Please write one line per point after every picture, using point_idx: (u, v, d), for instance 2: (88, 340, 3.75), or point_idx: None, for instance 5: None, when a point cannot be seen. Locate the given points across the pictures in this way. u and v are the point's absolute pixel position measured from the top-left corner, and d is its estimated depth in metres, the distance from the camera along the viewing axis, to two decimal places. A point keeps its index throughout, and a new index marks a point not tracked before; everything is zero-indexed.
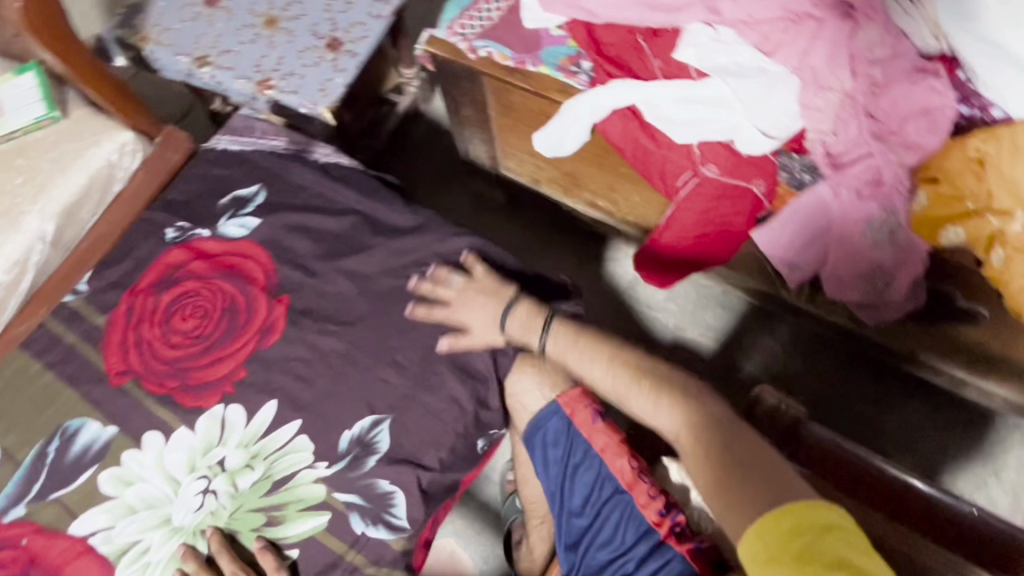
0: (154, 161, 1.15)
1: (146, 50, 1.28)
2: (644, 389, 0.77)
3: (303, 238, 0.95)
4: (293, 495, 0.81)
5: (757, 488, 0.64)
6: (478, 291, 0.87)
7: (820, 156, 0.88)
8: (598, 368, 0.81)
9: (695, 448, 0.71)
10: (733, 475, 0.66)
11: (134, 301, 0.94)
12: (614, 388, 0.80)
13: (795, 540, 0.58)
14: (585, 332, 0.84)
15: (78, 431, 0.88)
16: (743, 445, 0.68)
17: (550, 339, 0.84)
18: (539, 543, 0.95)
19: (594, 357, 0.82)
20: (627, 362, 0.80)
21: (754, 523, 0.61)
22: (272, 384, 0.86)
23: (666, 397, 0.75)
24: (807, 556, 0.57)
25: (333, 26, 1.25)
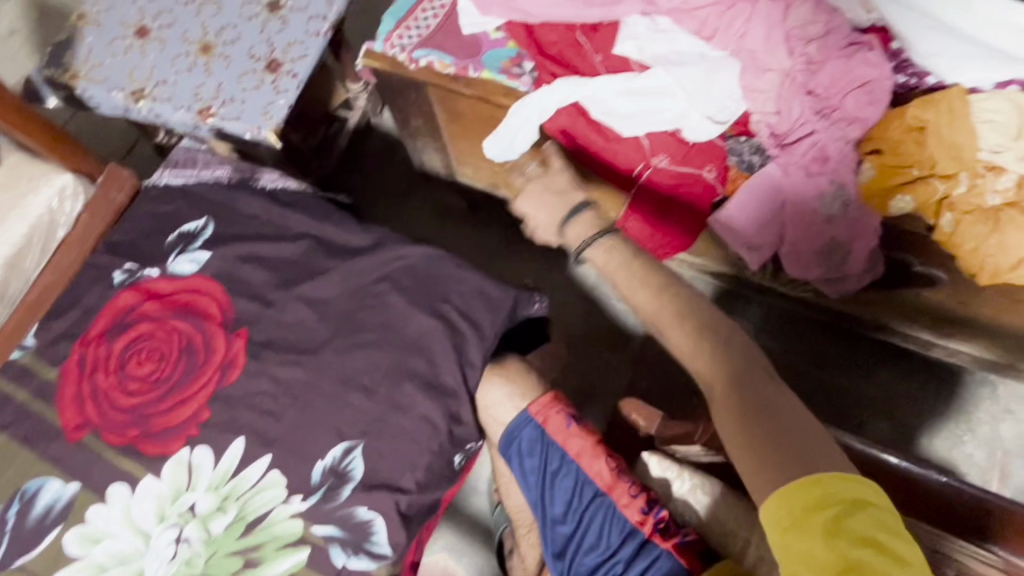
0: (98, 203, 1.11)
1: (78, 88, 1.23)
2: (687, 328, 0.70)
3: (257, 268, 0.92)
4: (269, 533, 0.79)
5: (784, 449, 0.59)
6: (547, 190, 0.85)
7: (766, 138, 0.89)
8: (641, 296, 0.75)
9: (727, 394, 0.65)
10: (761, 431, 0.61)
11: (86, 350, 0.90)
12: (654, 321, 0.74)
13: (823, 512, 0.55)
14: (633, 257, 0.77)
15: (38, 493, 0.84)
16: (783, 402, 0.63)
17: (598, 250, 0.80)
18: (531, 550, 0.93)
19: (637, 285, 0.75)
20: (675, 295, 0.72)
21: (781, 487, 0.57)
22: (237, 422, 0.84)
23: (712, 340, 0.68)
24: (837, 530, 0.54)
25: (271, 47, 1.22)
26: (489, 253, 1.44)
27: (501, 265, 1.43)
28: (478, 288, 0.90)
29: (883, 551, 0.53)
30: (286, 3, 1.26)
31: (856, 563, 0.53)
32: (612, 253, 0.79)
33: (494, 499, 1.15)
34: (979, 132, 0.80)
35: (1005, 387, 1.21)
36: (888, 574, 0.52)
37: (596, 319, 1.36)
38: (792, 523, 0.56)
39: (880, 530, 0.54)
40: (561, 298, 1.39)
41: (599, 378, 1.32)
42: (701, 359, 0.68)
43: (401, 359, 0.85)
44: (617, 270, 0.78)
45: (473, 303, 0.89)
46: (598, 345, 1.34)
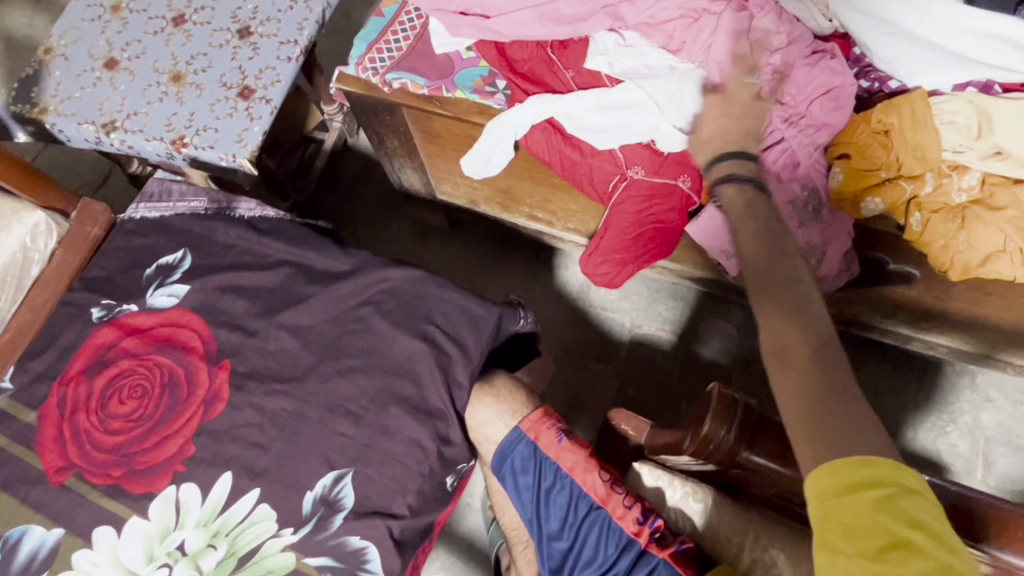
0: (72, 238, 1.09)
1: (47, 123, 1.22)
2: (779, 291, 0.62)
3: (237, 298, 0.92)
4: (261, 568, 0.78)
5: (845, 436, 0.53)
6: (719, 120, 0.79)
7: None
8: (746, 245, 0.68)
9: (803, 363, 0.57)
10: (830, 412, 0.54)
11: (65, 391, 0.89)
12: (748, 273, 0.65)
13: (877, 490, 0.51)
14: (759, 210, 0.70)
15: (21, 540, 0.82)
16: (855, 402, 0.55)
17: (728, 183, 0.74)
18: (527, 567, 0.92)
19: (747, 234, 0.68)
20: (779, 253, 0.65)
21: (832, 462, 0.52)
22: (224, 456, 0.83)
23: (800, 308, 0.60)
24: (888, 508, 0.50)
25: (242, 74, 1.21)
26: (472, 268, 1.44)
27: (484, 280, 1.43)
28: (462, 306, 0.90)
29: (930, 533, 0.50)
30: (256, 30, 1.25)
31: (901, 541, 0.50)
32: (735, 196, 0.72)
33: (488, 516, 1.15)
34: (942, 134, 0.82)
35: (983, 375, 1.24)
36: (931, 555, 0.49)
37: (582, 329, 1.37)
38: (842, 496, 0.51)
39: (927, 512, 0.51)
40: (545, 310, 1.39)
41: (587, 389, 1.32)
42: (781, 323, 0.59)
43: (387, 383, 0.85)
44: (737, 215, 0.71)
45: (457, 322, 0.89)
46: (585, 355, 1.35)
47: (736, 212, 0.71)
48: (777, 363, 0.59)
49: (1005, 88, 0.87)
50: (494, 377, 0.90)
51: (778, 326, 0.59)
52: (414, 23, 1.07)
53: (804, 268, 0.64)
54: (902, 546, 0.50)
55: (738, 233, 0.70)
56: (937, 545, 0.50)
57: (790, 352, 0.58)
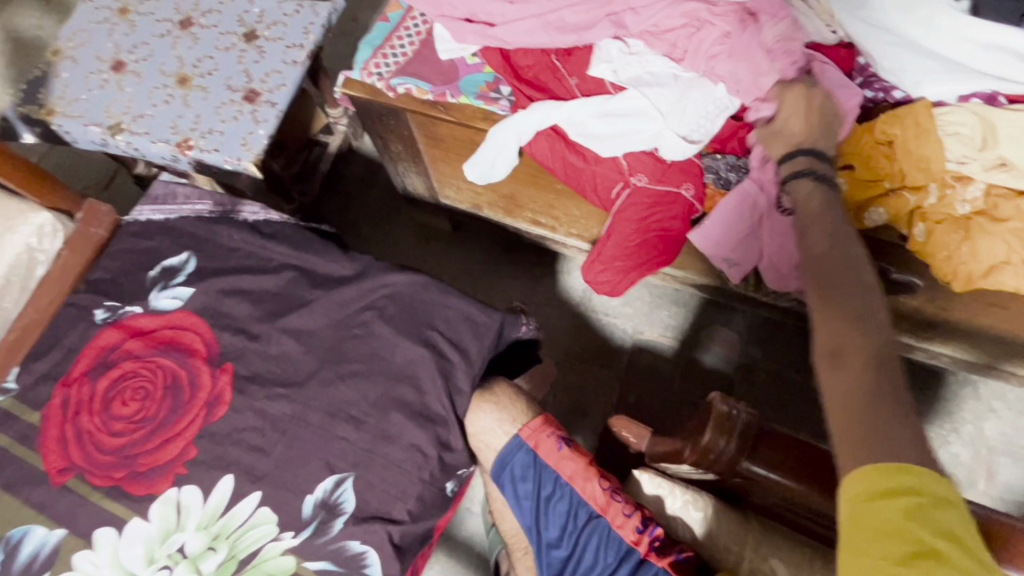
0: (78, 239, 1.10)
1: (54, 124, 1.22)
2: (841, 297, 0.64)
3: (241, 301, 0.92)
4: (261, 571, 0.78)
5: (885, 436, 0.54)
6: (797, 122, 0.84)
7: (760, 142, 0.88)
8: (814, 246, 0.71)
9: (856, 364, 0.58)
10: (875, 411, 0.55)
11: (68, 392, 0.89)
12: (815, 275, 0.68)
13: (910, 498, 0.50)
14: (829, 219, 0.73)
15: (23, 541, 0.82)
16: (901, 407, 0.55)
17: (800, 191, 0.78)
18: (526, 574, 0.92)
19: (817, 235, 0.72)
20: (850, 258, 0.67)
21: (868, 464, 0.53)
22: (225, 458, 0.83)
23: (861, 315, 0.62)
24: (920, 516, 0.50)
25: (248, 78, 1.22)
26: (475, 272, 1.45)
27: (487, 284, 1.43)
28: (464, 312, 0.90)
29: (959, 545, 0.50)
30: (262, 33, 1.26)
31: (931, 550, 0.49)
32: (807, 195, 0.77)
33: (488, 521, 1.15)
34: (946, 144, 0.83)
35: (986, 386, 1.24)
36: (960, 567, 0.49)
37: (584, 334, 1.37)
38: (874, 500, 0.51)
39: (958, 525, 0.51)
40: (548, 315, 1.39)
41: (588, 394, 1.32)
42: (840, 325, 0.61)
43: (389, 387, 0.85)
44: (808, 217, 0.75)
45: (459, 328, 0.89)
46: (587, 361, 1.35)
47: (807, 211, 0.76)
48: (829, 362, 0.60)
49: (1009, 99, 0.87)
50: (493, 385, 0.90)
51: (837, 327, 0.61)
52: (420, 30, 1.08)
53: (870, 278, 0.66)
54: (931, 555, 0.49)
55: (805, 235, 0.74)
56: (966, 559, 0.49)
57: (845, 353, 0.59)
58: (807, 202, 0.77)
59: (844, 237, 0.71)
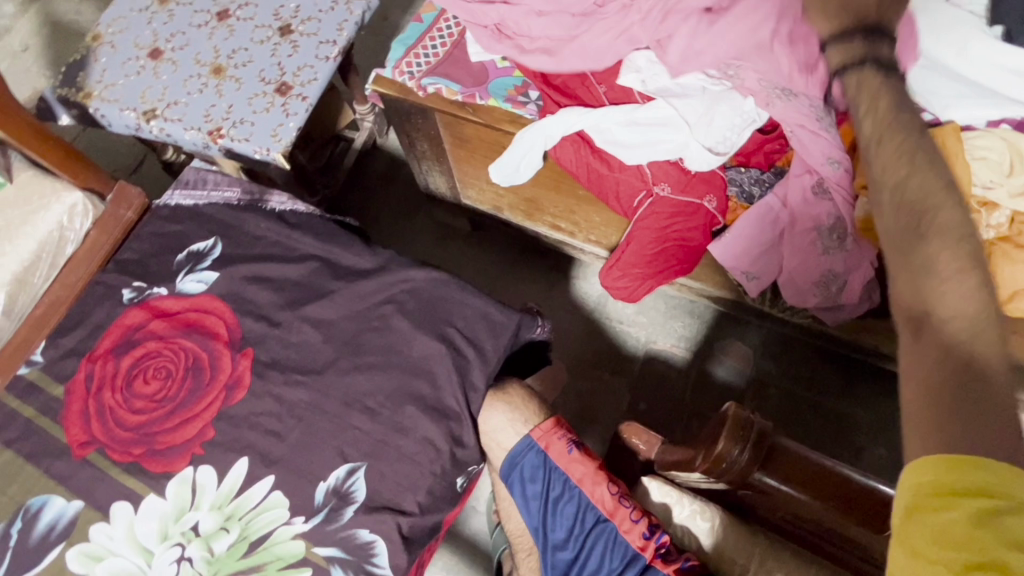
0: (107, 220, 1.12)
1: (91, 106, 1.25)
2: (930, 245, 0.53)
3: (264, 288, 0.94)
4: (271, 554, 0.79)
5: (978, 423, 0.46)
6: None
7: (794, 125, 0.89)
8: (885, 170, 0.59)
9: (942, 335, 0.49)
10: (961, 389, 0.47)
11: (93, 367, 0.91)
12: (894, 216, 0.57)
13: (978, 500, 0.45)
14: (910, 145, 0.59)
15: (42, 510, 0.84)
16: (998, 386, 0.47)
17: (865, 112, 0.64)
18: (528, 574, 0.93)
19: (887, 155, 0.60)
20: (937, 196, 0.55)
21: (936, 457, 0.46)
22: (241, 442, 0.85)
23: (953, 272, 0.52)
24: (987, 523, 0.44)
25: (281, 70, 1.24)
26: (493, 273, 1.46)
27: (502, 286, 1.44)
28: (482, 310, 0.91)
29: None
30: (297, 28, 1.29)
31: (992, 560, 0.44)
32: (874, 106, 0.64)
33: (493, 520, 1.16)
34: (972, 168, 0.83)
35: None
36: None
37: (597, 341, 1.37)
38: (936, 497, 0.46)
39: None
40: (562, 320, 1.40)
41: (598, 401, 1.33)
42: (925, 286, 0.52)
43: (404, 381, 0.86)
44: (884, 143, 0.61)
45: (475, 325, 0.90)
46: (598, 367, 1.35)
47: (873, 128, 0.62)
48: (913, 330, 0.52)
49: None
50: (507, 385, 0.91)
51: (917, 288, 0.53)
52: (452, 33, 1.09)
53: (958, 213, 0.55)
54: (993, 568, 0.43)
55: (869, 157, 0.62)
56: None
57: (927, 319, 0.51)
58: (869, 115, 0.64)
59: (920, 154, 0.59)
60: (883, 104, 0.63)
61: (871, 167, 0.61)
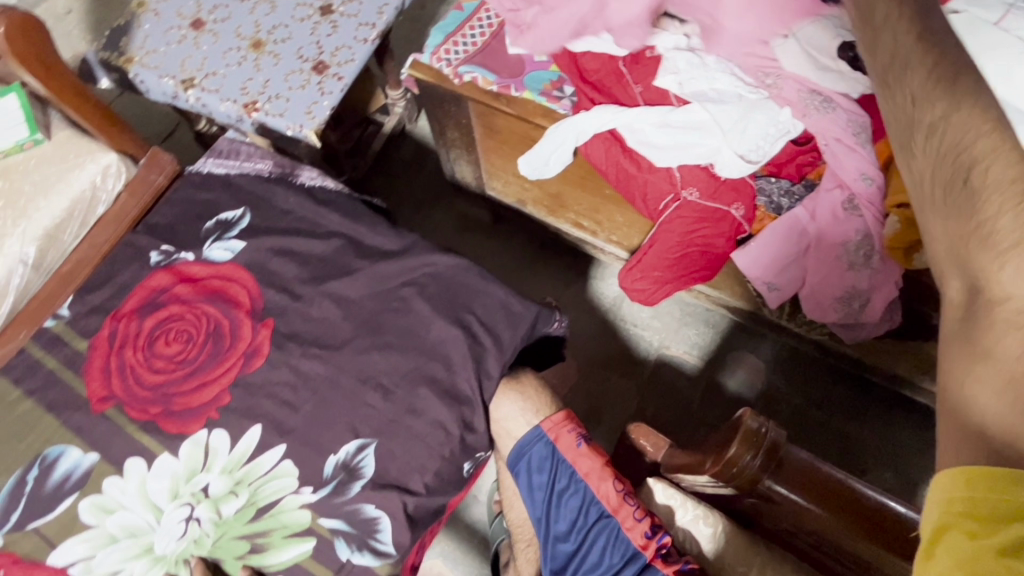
0: (139, 183, 1.15)
1: (131, 72, 1.28)
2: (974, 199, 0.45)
3: (289, 262, 0.95)
4: (277, 521, 0.81)
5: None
6: None
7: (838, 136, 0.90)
8: (906, 122, 0.52)
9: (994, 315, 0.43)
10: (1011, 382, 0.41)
11: (117, 325, 0.93)
12: (935, 167, 0.48)
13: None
14: (944, 75, 0.49)
15: (58, 460, 0.86)
16: None
17: (883, 41, 0.55)
18: (526, 566, 0.92)
19: (906, 101, 0.51)
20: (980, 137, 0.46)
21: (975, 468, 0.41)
22: (256, 409, 0.86)
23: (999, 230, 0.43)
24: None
25: (319, 49, 1.26)
26: (511, 266, 1.46)
27: (519, 280, 1.45)
28: (501, 301, 0.92)
29: None
30: (337, 8, 1.30)
31: None
32: (891, 35, 0.54)
33: (494, 510, 1.17)
34: None
35: None
36: None
37: (609, 342, 1.37)
38: (969, 500, 0.41)
39: None
40: (576, 318, 1.40)
41: (606, 401, 1.33)
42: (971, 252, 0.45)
43: (420, 363, 0.87)
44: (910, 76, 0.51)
45: (494, 315, 0.91)
46: (609, 368, 1.35)
47: (885, 73, 0.54)
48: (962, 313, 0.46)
49: None
50: (520, 376, 0.92)
51: (961, 257, 0.45)
52: (492, 25, 1.10)
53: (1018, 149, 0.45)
54: None
55: (897, 95, 0.52)
56: None
57: (982, 294, 0.44)
58: (879, 54, 0.55)
59: (958, 82, 0.49)
60: (891, 37, 0.54)
61: (900, 107, 0.52)
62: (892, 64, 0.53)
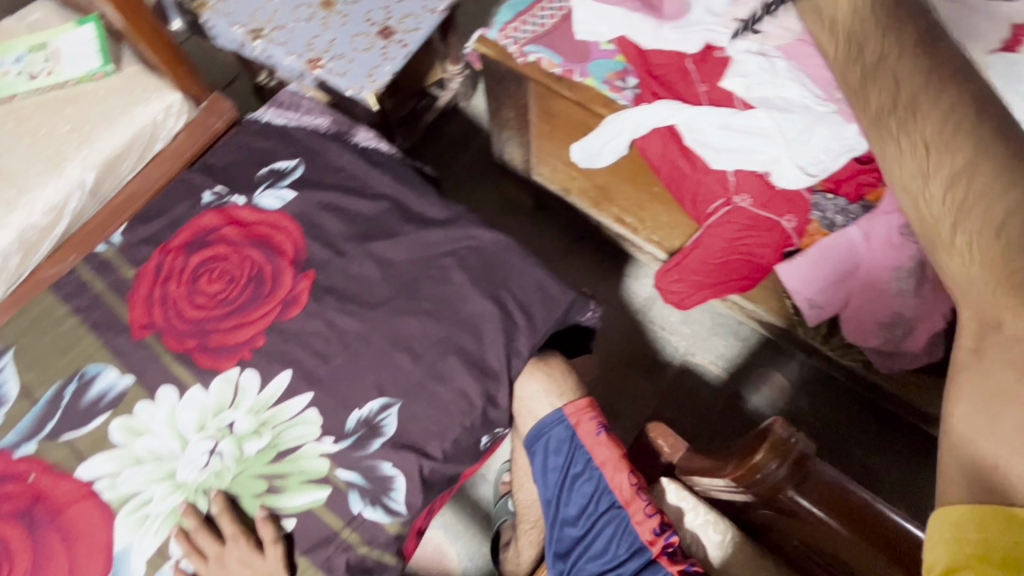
0: (198, 126, 1.18)
1: (203, 16, 1.30)
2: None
3: (336, 217, 0.96)
4: (296, 466, 0.82)
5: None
6: None
7: None
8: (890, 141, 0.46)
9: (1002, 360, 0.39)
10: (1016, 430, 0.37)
11: (164, 258, 0.95)
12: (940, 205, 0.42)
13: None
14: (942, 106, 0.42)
15: (96, 378, 0.89)
16: None
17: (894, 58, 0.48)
18: (527, 547, 0.97)
19: (896, 124, 0.46)
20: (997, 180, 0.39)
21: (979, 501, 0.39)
22: (288, 356, 0.88)
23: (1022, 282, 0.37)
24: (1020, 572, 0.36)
25: (387, 15, 1.27)
26: (546, 253, 1.46)
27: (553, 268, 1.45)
28: (539, 282, 0.92)
29: None
30: None
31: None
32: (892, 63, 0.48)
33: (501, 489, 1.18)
34: None
35: None
36: None
37: (635, 342, 1.37)
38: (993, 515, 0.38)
39: None
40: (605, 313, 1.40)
41: (625, 400, 1.33)
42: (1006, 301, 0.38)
43: (452, 332, 0.88)
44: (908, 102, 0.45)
45: (530, 295, 0.91)
46: (631, 368, 1.35)
47: (875, 102, 0.49)
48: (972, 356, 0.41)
49: None
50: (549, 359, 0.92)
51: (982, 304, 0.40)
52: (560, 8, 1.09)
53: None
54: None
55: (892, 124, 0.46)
56: None
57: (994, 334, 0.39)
58: (872, 87, 0.50)
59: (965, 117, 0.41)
60: (919, 67, 0.46)
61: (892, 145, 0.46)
62: (891, 82, 0.47)
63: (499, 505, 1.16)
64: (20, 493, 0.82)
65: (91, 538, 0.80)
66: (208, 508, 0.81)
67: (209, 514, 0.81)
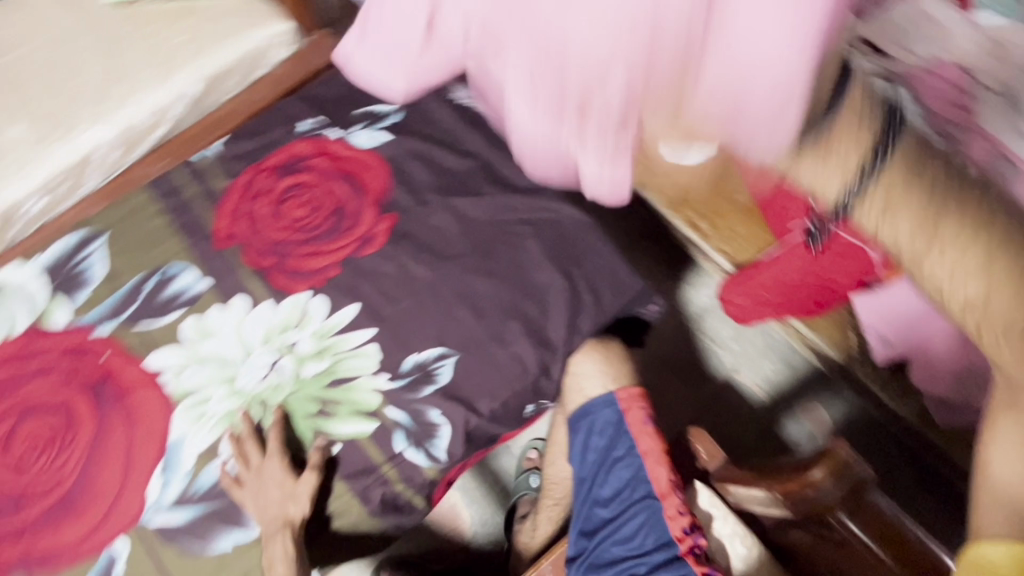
0: (302, 57, 1.20)
1: None
2: None
3: (424, 167, 0.98)
4: (348, 397, 0.85)
5: None
6: None
7: None
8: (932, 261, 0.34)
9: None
10: None
11: (256, 176, 0.98)
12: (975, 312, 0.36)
13: None
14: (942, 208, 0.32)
15: (176, 277, 0.92)
16: None
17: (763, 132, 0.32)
18: (544, 524, 1.01)
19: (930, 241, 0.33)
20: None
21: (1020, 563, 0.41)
22: (357, 290, 0.90)
23: None
24: None
25: None
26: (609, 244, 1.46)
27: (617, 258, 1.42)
28: (611, 266, 0.92)
29: None
30: None
31: None
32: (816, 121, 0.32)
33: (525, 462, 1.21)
34: None
35: None
36: None
37: (682, 349, 1.36)
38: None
39: None
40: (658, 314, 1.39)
41: (663, 403, 1.32)
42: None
43: (519, 298, 0.89)
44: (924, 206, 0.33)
45: (600, 277, 0.92)
46: (674, 373, 1.34)
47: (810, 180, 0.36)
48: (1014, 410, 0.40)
49: None
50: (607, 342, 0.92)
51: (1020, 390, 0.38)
52: None
53: None
54: None
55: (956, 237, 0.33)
56: None
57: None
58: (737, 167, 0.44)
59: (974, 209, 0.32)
60: (898, 203, 0.33)
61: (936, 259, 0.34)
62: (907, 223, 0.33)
63: (519, 480, 1.18)
64: (92, 371, 0.86)
65: (151, 423, 0.82)
66: (263, 421, 0.84)
67: (262, 426, 0.83)
